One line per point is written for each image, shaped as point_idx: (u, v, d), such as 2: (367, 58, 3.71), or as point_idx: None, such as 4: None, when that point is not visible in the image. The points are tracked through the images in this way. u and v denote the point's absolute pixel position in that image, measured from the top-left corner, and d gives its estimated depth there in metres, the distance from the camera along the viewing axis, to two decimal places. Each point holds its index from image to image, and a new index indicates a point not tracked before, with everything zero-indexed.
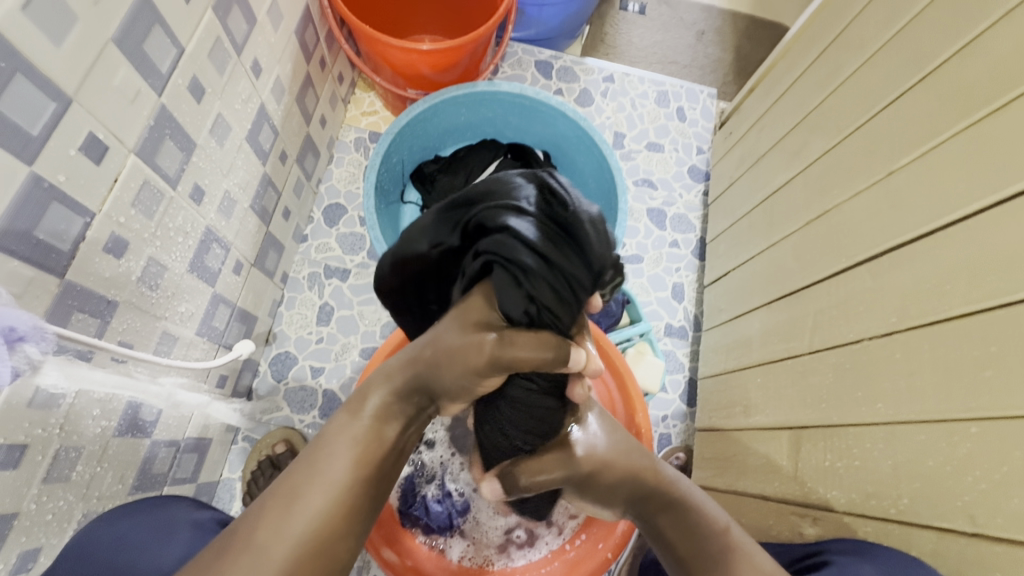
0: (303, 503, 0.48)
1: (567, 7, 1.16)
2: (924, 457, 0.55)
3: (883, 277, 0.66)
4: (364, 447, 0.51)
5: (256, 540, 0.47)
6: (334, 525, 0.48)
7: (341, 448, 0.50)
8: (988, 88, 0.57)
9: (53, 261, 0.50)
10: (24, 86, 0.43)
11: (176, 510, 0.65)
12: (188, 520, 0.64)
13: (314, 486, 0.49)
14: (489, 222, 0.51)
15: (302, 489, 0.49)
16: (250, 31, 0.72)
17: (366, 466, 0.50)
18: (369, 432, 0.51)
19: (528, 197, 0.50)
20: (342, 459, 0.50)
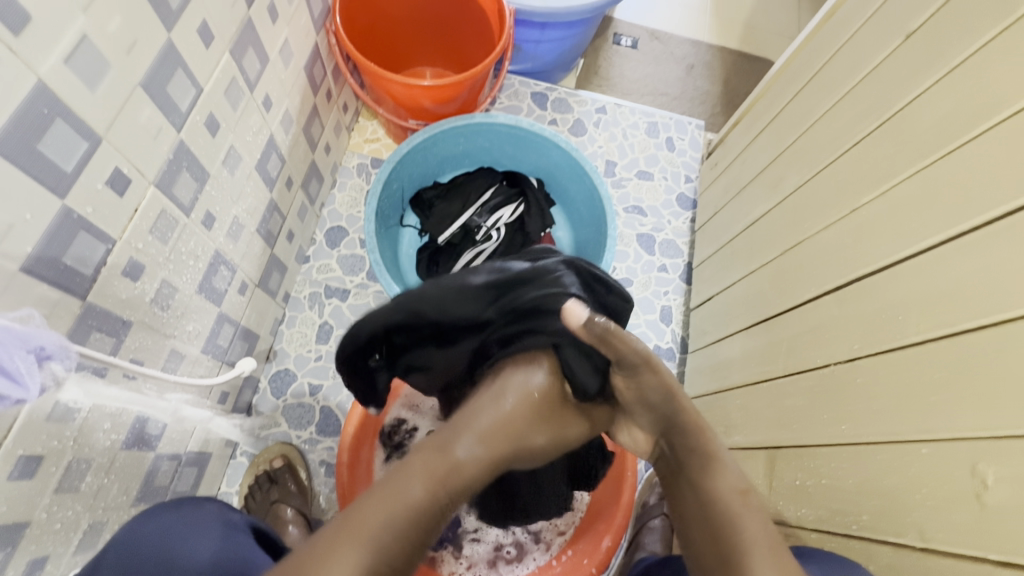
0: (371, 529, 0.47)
1: (562, 44, 1.23)
2: (882, 476, 0.59)
3: (848, 306, 0.71)
4: (424, 511, 0.50)
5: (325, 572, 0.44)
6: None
7: (411, 499, 0.50)
8: (942, 134, 0.63)
9: (77, 284, 0.54)
10: (61, 128, 0.48)
11: (210, 510, 0.66)
12: (219, 521, 0.64)
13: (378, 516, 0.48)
14: (548, 304, 0.61)
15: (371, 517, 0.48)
16: (263, 69, 0.77)
17: (432, 509, 0.51)
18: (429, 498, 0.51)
19: (573, 282, 0.63)
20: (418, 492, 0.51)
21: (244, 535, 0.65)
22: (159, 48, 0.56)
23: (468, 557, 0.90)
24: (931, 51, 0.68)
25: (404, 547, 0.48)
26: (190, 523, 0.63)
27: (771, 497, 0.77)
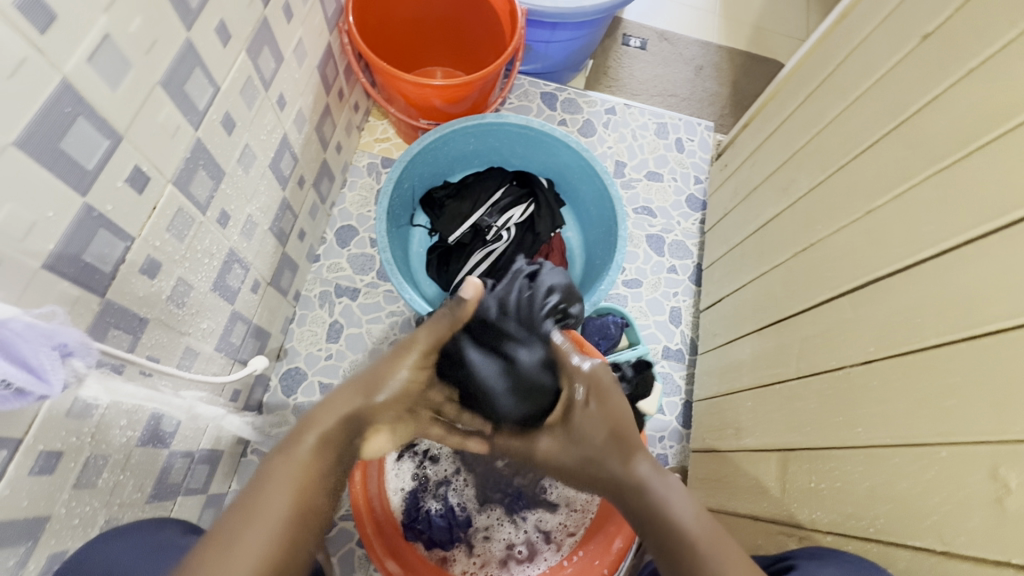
0: (233, 559, 0.47)
1: (572, 44, 1.23)
2: (898, 478, 0.59)
3: (862, 308, 0.71)
4: (301, 481, 0.52)
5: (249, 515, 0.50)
6: (295, 527, 0.50)
7: (289, 468, 0.53)
8: (961, 135, 0.62)
9: (96, 282, 0.54)
10: (83, 127, 0.49)
11: (167, 534, 0.64)
12: (175, 545, 0.62)
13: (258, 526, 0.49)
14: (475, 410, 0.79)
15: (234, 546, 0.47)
16: (278, 69, 0.77)
17: (312, 472, 0.53)
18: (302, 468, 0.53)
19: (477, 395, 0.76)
20: (281, 498, 0.51)
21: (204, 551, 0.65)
22: (178, 47, 0.57)
23: (479, 557, 0.90)
24: (946, 54, 0.68)
25: (294, 503, 0.51)
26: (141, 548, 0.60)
27: (784, 499, 0.77)
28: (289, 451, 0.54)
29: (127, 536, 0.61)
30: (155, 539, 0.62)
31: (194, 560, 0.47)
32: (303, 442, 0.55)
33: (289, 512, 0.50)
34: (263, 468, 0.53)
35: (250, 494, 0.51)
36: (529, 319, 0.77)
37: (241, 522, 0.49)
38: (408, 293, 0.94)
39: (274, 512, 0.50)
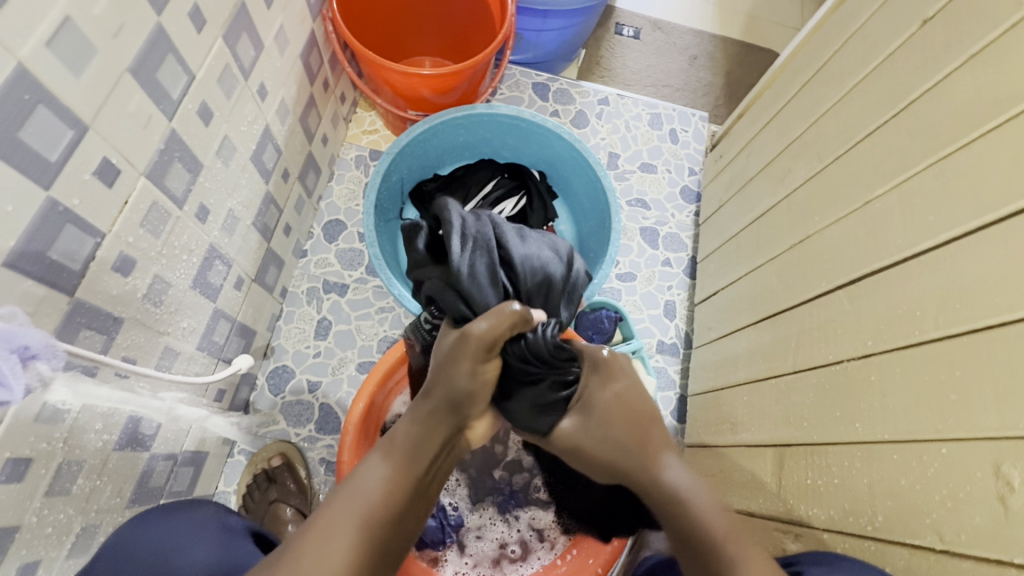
0: (333, 546, 0.47)
1: (564, 33, 1.20)
2: (897, 475, 0.58)
3: (860, 301, 0.69)
4: (397, 477, 0.55)
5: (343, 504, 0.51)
6: (389, 520, 0.51)
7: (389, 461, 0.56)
8: (964, 122, 0.60)
9: (65, 280, 0.52)
10: (45, 116, 0.46)
11: (204, 513, 0.66)
12: (217, 526, 0.64)
13: (356, 520, 0.50)
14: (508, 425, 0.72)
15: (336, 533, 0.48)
16: (258, 57, 0.74)
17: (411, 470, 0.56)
18: (400, 466, 0.56)
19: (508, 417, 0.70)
20: (377, 495, 0.53)
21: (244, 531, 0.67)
22: (148, 33, 0.54)
23: (471, 557, 0.88)
24: (947, 39, 0.66)
25: (392, 496, 0.53)
26: (184, 528, 0.63)
27: (780, 495, 0.76)
28: (386, 452, 0.57)
29: (157, 520, 0.63)
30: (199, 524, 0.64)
31: (297, 539, 0.48)
32: (392, 446, 0.57)
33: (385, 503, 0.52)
34: (359, 467, 0.56)
35: (346, 488, 0.53)
36: (534, 356, 0.66)
37: (336, 505, 0.51)
38: (397, 288, 0.92)
39: (368, 506, 0.51)
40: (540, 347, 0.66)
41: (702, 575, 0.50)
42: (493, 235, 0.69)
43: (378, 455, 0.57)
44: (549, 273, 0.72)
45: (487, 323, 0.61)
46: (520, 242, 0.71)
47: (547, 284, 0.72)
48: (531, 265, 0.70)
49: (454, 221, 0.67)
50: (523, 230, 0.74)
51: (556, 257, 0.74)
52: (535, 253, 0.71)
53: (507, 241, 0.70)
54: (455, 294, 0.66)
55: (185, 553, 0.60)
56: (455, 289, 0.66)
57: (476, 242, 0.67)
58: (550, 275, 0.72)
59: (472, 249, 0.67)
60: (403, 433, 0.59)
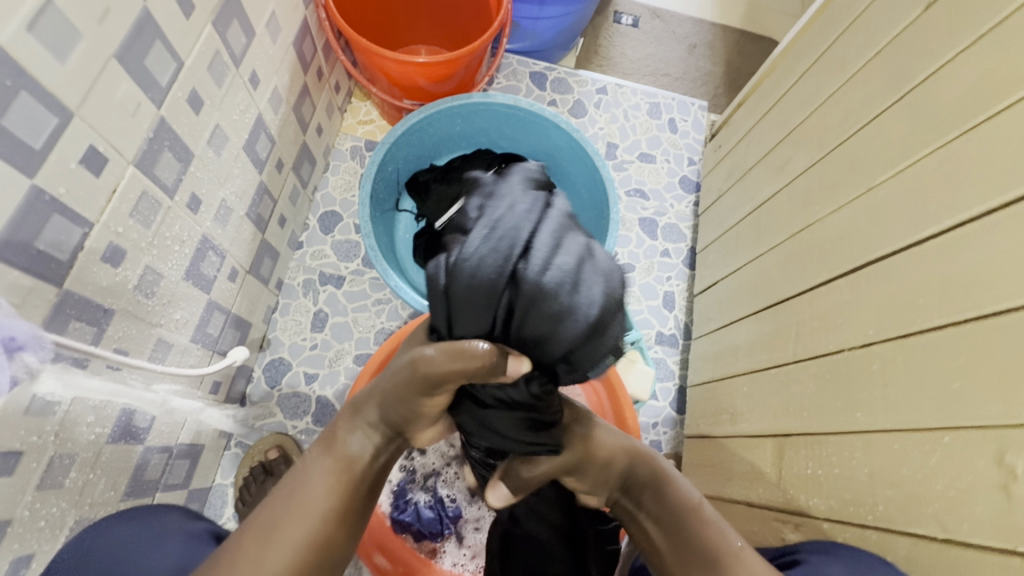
0: (269, 551, 0.50)
1: (562, 21, 1.18)
2: (898, 465, 0.57)
3: (861, 289, 0.69)
4: (337, 475, 0.55)
5: (282, 506, 0.53)
6: (328, 521, 0.52)
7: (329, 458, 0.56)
8: (969, 106, 0.59)
9: (52, 271, 0.51)
10: (28, 102, 0.45)
11: (169, 520, 0.66)
12: (180, 531, 0.65)
13: (295, 522, 0.51)
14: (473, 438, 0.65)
15: (274, 537, 0.51)
16: (249, 44, 0.73)
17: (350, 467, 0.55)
18: (339, 463, 0.55)
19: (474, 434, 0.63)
20: (319, 494, 0.53)
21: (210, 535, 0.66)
22: (134, 18, 0.53)
23: (470, 549, 0.88)
24: (951, 22, 0.64)
25: (331, 495, 0.53)
26: (150, 532, 0.63)
27: (780, 485, 0.75)
28: (328, 447, 0.57)
29: (130, 520, 0.64)
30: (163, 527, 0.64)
31: (241, 542, 0.51)
32: (335, 439, 0.57)
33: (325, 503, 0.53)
34: (306, 461, 0.56)
35: (290, 487, 0.54)
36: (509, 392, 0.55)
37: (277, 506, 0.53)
38: (393, 280, 0.91)
39: (308, 506, 0.52)
40: (517, 393, 0.55)
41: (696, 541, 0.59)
42: (522, 239, 0.47)
43: (322, 448, 0.57)
44: (557, 331, 0.48)
45: (434, 352, 0.51)
46: (549, 277, 0.46)
47: (547, 341, 0.49)
48: (539, 310, 0.47)
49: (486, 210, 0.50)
50: (580, 262, 0.48)
51: (590, 306, 0.48)
52: (558, 297, 0.47)
53: (527, 266, 0.46)
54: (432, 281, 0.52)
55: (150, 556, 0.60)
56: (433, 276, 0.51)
57: (487, 244, 0.47)
58: (558, 334, 0.48)
59: (479, 248, 0.48)
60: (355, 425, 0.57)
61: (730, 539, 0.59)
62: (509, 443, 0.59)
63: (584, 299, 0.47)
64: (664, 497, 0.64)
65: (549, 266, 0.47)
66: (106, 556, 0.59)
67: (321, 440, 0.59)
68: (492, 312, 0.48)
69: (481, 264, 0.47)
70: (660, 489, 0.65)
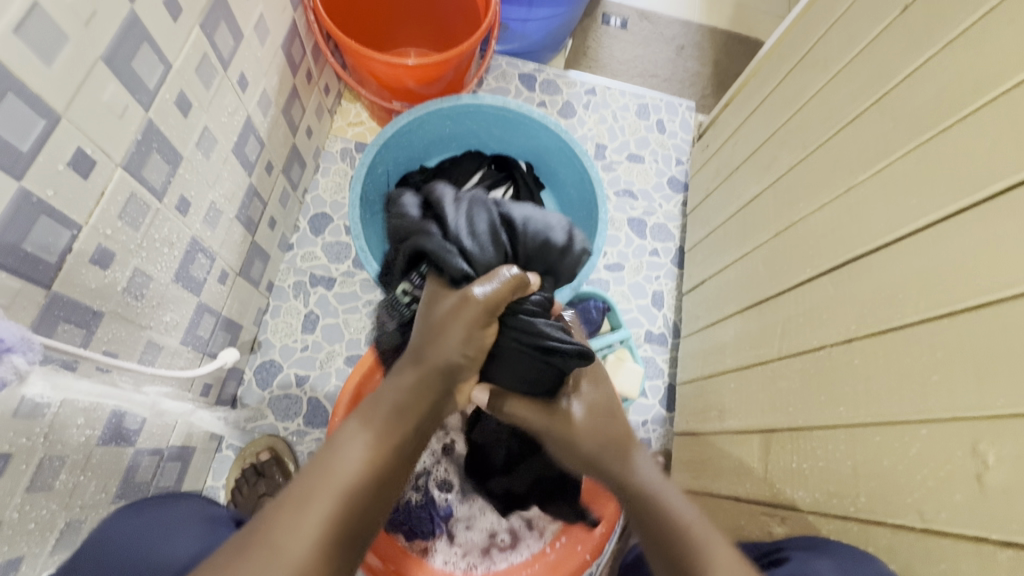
0: (303, 518, 0.46)
1: (550, 23, 1.19)
2: (879, 456, 0.59)
3: (844, 286, 0.70)
4: (376, 444, 0.52)
5: (317, 473, 0.49)
6: (365, 490, 0.49)
7: (366, 426, 0.54)
8: (945, 105, 0.61)
9: (41, 273, 0.51)
10: (15, 104, 0.45)
11: (187, 506, 0.68)
12: (203, 514, 0.67)
13: (326, 492, 0.48)
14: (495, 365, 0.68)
15: (309, 503, 0.47)
16: (238, 47, 0.73)
17: (389, 437, 0.54)
18: (378, 433, 0.53)
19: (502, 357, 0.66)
20: (355, 462, 0.51)
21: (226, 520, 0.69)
22: (121, 20, 0.53)
23: (461, 547, 0.89)
24: (928, 25, 0.66)
25: (368, 464, 0.51)
26: (173, 517, 0.65)
27: (766, 480, 0.77)
28: (365, 419, 0.55)
29: (143, 513, 0.65)
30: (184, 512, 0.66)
31: (268, 514, 0.46)
32: (378, 410, 0.55)
33: (362, 470, 0.50)
34: (339, 436, 0.53)
35: (321, 460, 0.51)
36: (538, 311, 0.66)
37: (309, 474, 0.49)
38: None
39: (347, 476, 0.49)
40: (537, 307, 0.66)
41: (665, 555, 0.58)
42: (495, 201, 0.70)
43: (356, 424, 0.54)
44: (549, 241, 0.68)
45: (486, 288, 0.58)
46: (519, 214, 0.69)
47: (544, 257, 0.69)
48: (531, 230, 0.67)
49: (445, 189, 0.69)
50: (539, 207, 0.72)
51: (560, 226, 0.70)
52: (541, 219, 0.68)
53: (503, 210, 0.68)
54: (443, 247, 0.62)
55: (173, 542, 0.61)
56: (438, 241, 0.63)
57: (467, 206, 0.67)
58: (552, 247, 0.68)
59: (466, 212, 0.66)
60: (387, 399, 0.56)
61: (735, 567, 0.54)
62: (539, 357, 0.67)
63: (551, 221, 0.70)
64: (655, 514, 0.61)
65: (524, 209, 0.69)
66: (122, 546, 0.60)
67: (354, 412, 0.56)
68: (499, 247, 0.66)
69: (474, 222, 0.66)
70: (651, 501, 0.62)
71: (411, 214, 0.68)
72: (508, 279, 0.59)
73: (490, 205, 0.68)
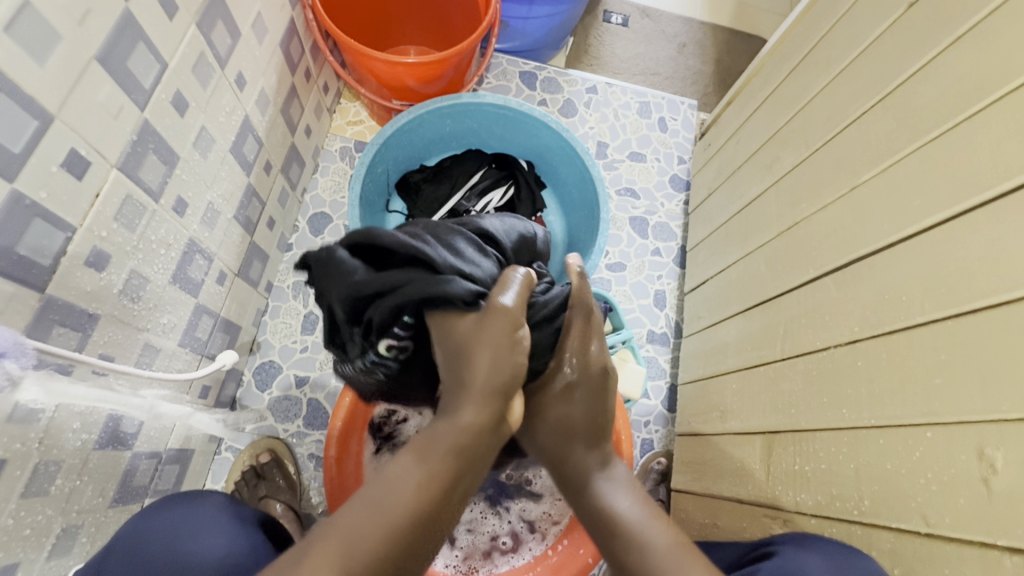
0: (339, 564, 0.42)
1: (551, 20, 1.18)
2: (883, 460, 0.58)
3: (847, 287, 0.69)
4: (424, 488, 0.46)
5: (361, 513, 0.45)
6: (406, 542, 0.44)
7: (419, 468, 0.47)
8: (950, 104, 0.60)
9: (34, 277, 0.50)
10: (6, 105, 0.44)
11: (212, 501, 0.66)
12: (228, 514, 0.65)
13: (364, 536, 0.43)
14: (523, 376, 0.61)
15: (346, 549, 0.43)
16: (235, 45, 0.72)
17: (441, 484, 0.47)
18: (429, 476, 0.47)
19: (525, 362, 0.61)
20: (400, 507, 0.45)
21: (254, 528, 0.66)
22: (115, 20, 0.52)
23: (462, 550, 0.89)
24: (934, 21, 0.65)
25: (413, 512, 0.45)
26: (197, 518, 0.63)
27: (768, 482, 0.76)
28: (421, 454, 0.48)
29: (161, 514, 0.63)
30: (210, 512, 0.64)
31: (310, 546, 0.44)
32: (434, 451, 0.48)
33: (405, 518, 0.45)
34: (393, 468, 0.48)
35: (370, 493, 0.46)
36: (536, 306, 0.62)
37: (354, 510, 0.45)
38: None
39: (392, 523, 0.44)
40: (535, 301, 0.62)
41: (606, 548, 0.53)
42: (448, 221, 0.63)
43: (412, 457, 0.48)
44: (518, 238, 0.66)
45: (511, 295, 0.54)
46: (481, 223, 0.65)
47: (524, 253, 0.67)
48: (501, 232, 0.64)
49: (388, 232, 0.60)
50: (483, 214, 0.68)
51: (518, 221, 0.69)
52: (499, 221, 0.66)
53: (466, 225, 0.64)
54: (440, 281, 0.55)
55: (202, 539, 0.60)
56: (436, 279, 0.56)
57: (431, 235, 0.60)
58: (525, 242, 0.67)
59: (439, 241, 0.59)
60: (441, 441, 0.49)
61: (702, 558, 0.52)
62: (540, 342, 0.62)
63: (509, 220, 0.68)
64: (589, 511, 0.56)
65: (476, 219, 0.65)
66: (144, 547, 0.59)
67: (413, 440, 0.50)
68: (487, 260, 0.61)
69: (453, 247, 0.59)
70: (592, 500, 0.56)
71: (359, 271, 0.59)
72: (522, 279, 0.57)
73: (449, 227, 0.62)
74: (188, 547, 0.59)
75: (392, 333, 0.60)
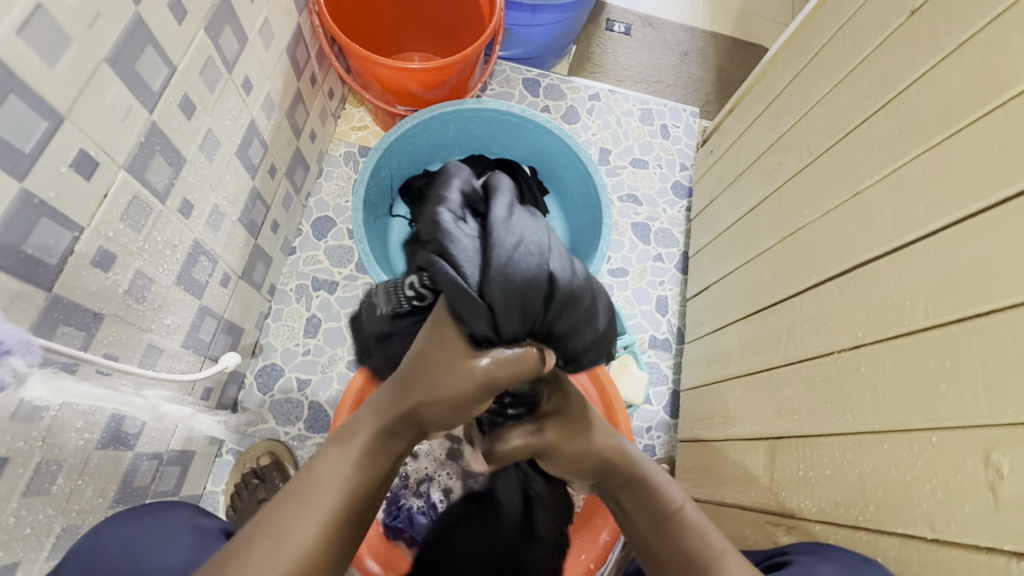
0: (282, 549, 0.49)
1: (554, 28, 1.19)
2: (889, 466, 0.58)
3: (849, 293, 0.69)
4: (353, 478, 0.54)
5: (291, 510, 0.52)
6: (339, 525, 0.52)
7: (341, 465, 0.54)
8: (951, 111, 0.60)
9: (41, 275, 0.51)
10: (17, 106, 0.45)
11: (178, 517, 0.66)
12: (191, 526, 0.65)
13: (301, 523, 0.51)
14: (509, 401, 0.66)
15: (285, 535, 0.50)
16: (242, 50, 0.73)
17: (366, 472, 0.55)
18: (355, 466, 0.54)
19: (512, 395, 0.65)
20: (330, 494, 0.53)
21: (216, 540, 0.65)
22: (125, 23, 0.53)
23: None
24: (935, 30, 0.66)
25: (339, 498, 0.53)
26: (160, 530, 0.63)
27: (771, 488, 0.76)
28: (343, 444, 0.56)
29: (139, 519, 0.64)
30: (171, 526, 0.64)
31: (251, 539, 0.50)
32: (359, 436, 0.56)
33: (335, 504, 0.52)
34: (322, 461, 0.55)
35: (303, 486, 0.53)
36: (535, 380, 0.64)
37: (289, 504, 0.52)
38: None
39: (327, 502, 0.52)
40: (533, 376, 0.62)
41: (658, 528, 0.62)
42: (553, 255, 0.52)
43: (336, 449, 0.56)
44: (581, 326, 0.55)
45: (491, 359, 0.51)
46: (574, 277, 0.53)
47: (574, 336, 0.56)
48: (574, 309, 0.54)
49: (497, 205, 0.51)
50: (587, 275, 0.56)
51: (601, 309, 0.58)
52: (586, 297, 0.55)
53: (559, 266, 0.51)
54: (472, 305, 0.48)
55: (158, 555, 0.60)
56: (471, 289, 0.47)
57: (520, 248, 0.48)
58: (586, 324, 0.56)
59: (515, 266, 0.48)
60: (366, 428, 0.56)
61: (712, 540, 0.60)
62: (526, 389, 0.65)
63: (596, 299, 0.57)
64: (642, 496, 0.64)
65: (574, 277, 0.53)
66: (121, 549, 0.60)
67: (336, 434, 0.58)
68: (534, 314, 0.51)
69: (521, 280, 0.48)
70: (643, 487, 0.64)
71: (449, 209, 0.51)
72: (521, 356, 0.51)
73: (544, 253, 0.50)
74: (143, 567, 0.58)
75: (420, 278, 0.56)
